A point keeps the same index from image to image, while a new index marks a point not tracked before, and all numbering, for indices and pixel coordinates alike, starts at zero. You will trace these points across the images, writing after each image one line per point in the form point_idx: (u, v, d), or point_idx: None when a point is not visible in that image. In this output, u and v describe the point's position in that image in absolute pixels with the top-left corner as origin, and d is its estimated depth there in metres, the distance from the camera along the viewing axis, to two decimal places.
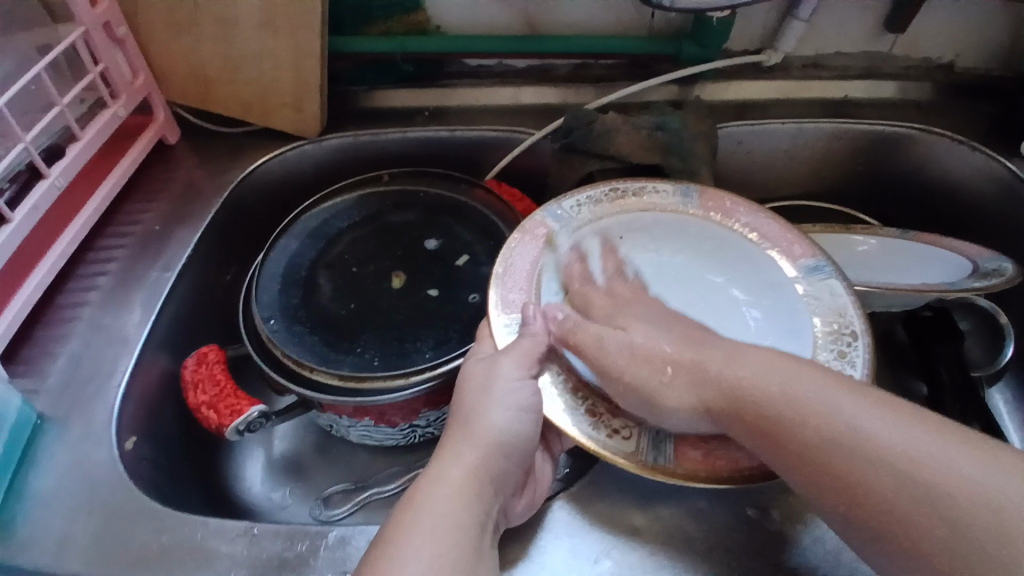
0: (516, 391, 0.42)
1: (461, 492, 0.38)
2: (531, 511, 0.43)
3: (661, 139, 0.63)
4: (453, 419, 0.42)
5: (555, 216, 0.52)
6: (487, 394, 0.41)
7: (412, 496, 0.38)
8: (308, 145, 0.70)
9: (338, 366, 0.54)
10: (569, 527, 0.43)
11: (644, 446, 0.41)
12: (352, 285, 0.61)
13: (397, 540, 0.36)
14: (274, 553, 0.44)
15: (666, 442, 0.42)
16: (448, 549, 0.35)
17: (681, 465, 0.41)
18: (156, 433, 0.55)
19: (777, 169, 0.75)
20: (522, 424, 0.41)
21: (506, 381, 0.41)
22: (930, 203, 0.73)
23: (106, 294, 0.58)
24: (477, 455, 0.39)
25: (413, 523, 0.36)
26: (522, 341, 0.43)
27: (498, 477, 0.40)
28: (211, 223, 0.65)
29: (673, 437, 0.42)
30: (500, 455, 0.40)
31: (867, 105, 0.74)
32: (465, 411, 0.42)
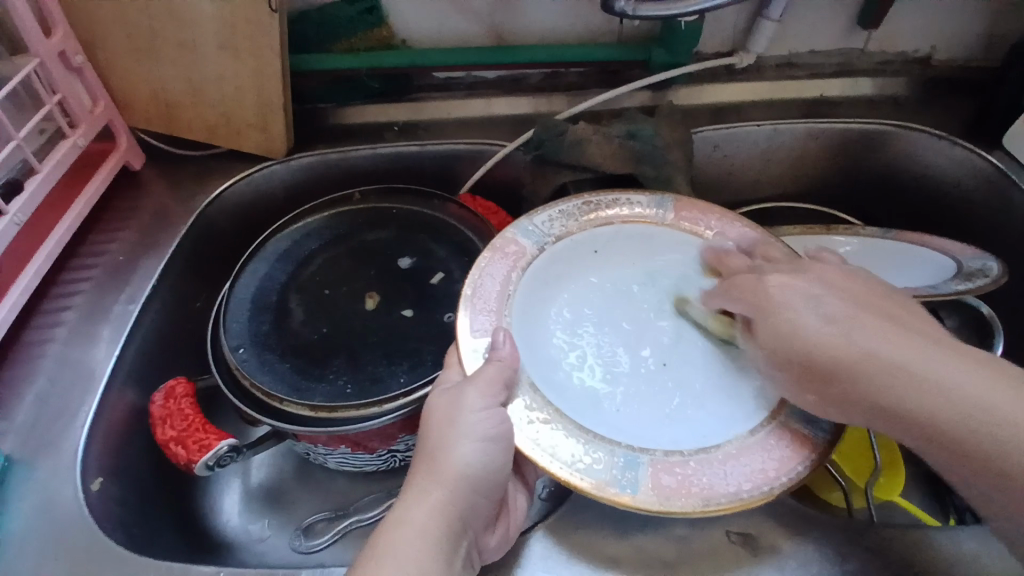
0: (481, 422, 0.40)
1: (428, 534, 0.37)
2: (506, 545, 0.43)
3: (635, 148, 0.62)
4: (418, 454, 0.41)
5: (527, 232, 0.50)
6: (453, 426, 0.40)
7: (378, 542, 0.37)
8: (276, 166, 0.68)
9: (309, 395, 0.53)
10: (546, 560, 0.43)
11: (617, 475, 0.40)
12: (323, 308, 0.60)
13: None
14: None
15: (641, 469, 0.40)
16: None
17: (656, 494, 0.39)
18: (126, 471, 0.53)
19: (756, 170, 0.74)
20: (491, 455, 0.40)
21: (472, 412, 0.40)
22: (911, 198, 0.72)
23: (72, 330, 0.57)
24: (444, 493, 0.38)
25: (378, 569, 0.35)
26: (486, 367, 0.42)
27: (466, 514, 0.39)
28: (180, 251, 0.64)
29: (647, 464, 0.40)
30: (468, 491, 0.39)
31: (842, 104, 0.74)
32: (430, 446, 0.40)
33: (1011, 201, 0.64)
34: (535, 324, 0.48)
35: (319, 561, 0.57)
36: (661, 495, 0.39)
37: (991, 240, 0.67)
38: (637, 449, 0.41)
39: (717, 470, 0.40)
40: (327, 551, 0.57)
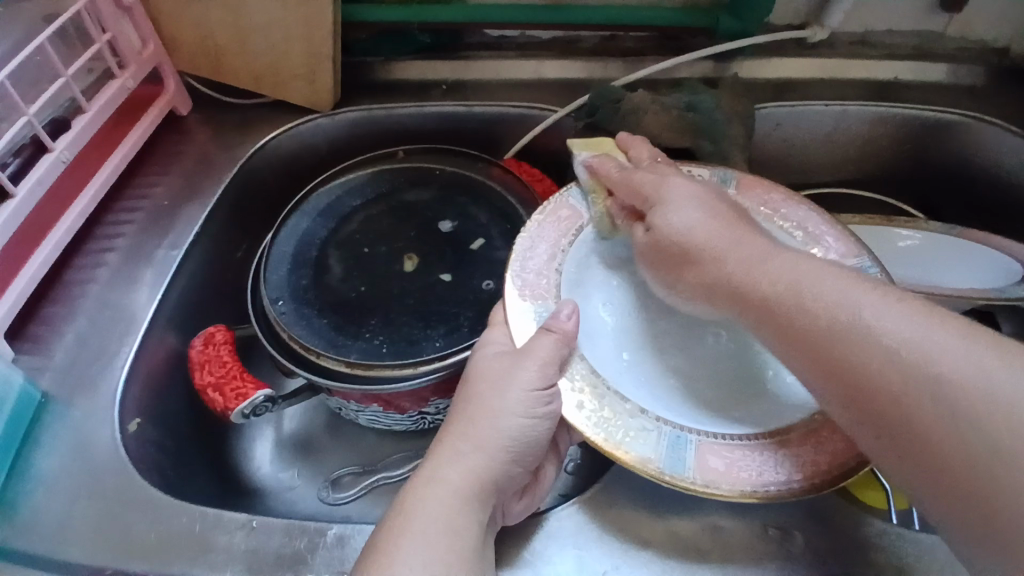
0: (525, 396, 0.39)
1: (459, 495, 0.37)
2: (529, 511, 0.43)
3: (693, 121, 0.59)
4: (455, 416, 0.40)
5: (580, 197, 0.49)
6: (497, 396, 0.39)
7: (410, 494, 0.37)
8: (321, 118, 0.67)
9: (346, 351, 0.53)
10: (574, 539, 0.42)
11: (662, 452, 0.39)
12: (363, 266, 0.59)
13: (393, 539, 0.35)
14: (271, 548, 0.44)
15: (688, 449, 0.39)
16: (444, 551, 0.35)
17: (701, 473, 0.38)
18: (163, 415, 0.54)
19: (818, 152, 0.70)
20: (531, 430, 0.40)
21: (518, 373, 0.39)
22: (979, 195, 0.68)
23: (115, 272, 0.57)
24: (478, 454, 0.38)
25: (407, 521, 0.35)
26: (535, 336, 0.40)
27: (498, 476, 0.39)
28: (222, 200, 0.64)
29: (694, 444, 0.39)
30: (500, 457, 0.39)
31: (917, 88, 0.69)
32: (469, 411, 0.40)
33: None
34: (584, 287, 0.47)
35: (345, 514, 0.57)
36: (711, 476, 0.38)
37: None
38: (685, 428, 0.40)
39: (766, 459, 0.39)
40: (354, 505, 0.58)
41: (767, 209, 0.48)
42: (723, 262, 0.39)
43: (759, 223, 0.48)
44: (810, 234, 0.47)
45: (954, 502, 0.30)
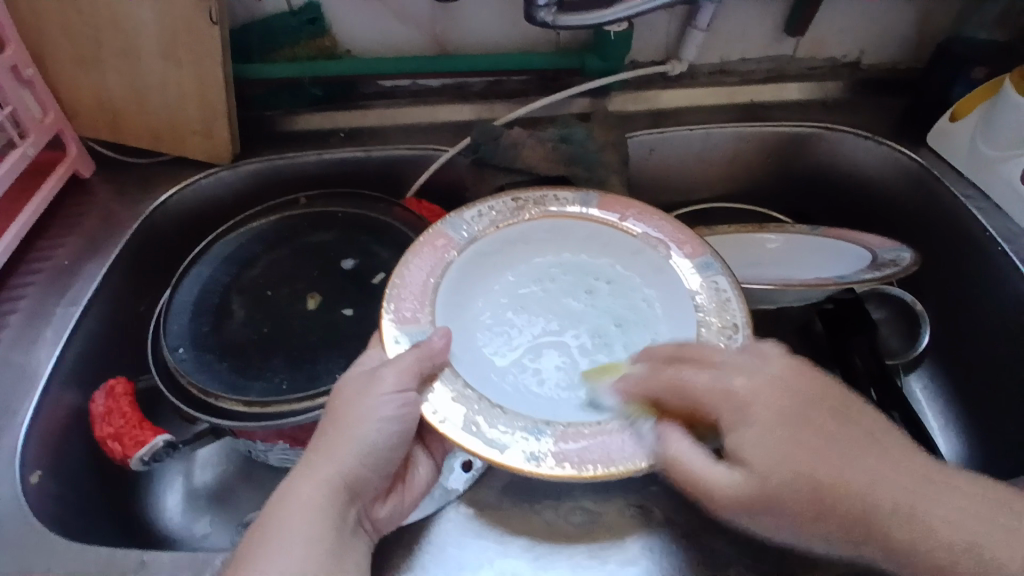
0: (388, 405, 0.40)
1: (314, 504, 0.38)
2: (399, 519, 0.43)
3: (567, 150, 0.65)
4: (324, 428, 0.41)
5: (457, 227, 0.52)
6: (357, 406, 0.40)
7: (265, 513, 0.38)
8: (222, 172, 0.70)
9: (246, 391, 0.54)
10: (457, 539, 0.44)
11: (523, 443, 0.40)
12: (265, 309, 0.62)
13: (246, 560, 0.36)
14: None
15: (543, 438, 0.41)
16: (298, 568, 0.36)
17: (557, 463, 0.39)
18: (66, 470, 0.54)
19: (692, 173, 0.77)
20: (384, 434, 0.41)
21: (379, 398, 0.40)
22: (842, 198, 0.76)
23: (16, 333, 0.57)
24: (331, 470, 0.39)
25: (265, 538, 0.37)
26: (407, 354, 0.41)
27: (355, 486, 0.40)
28: (125, 254, 0.65)
29: (551, 432, 0.41)
30: (353, 469, 0.40)
31: (776, 108, 0.77)
32: (334, 424, 0.41)
33: (937, 195, 0.69)
34: (469, 307, 0.50)
35: None
36: (558, 459, 0.40)
37: (929, 234, 0.70)
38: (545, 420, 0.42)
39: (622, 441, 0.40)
40: None
41: (624, 222, 0.53)
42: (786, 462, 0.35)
43: (613, 233, 0.53)
44: (661, 240, 0.52)
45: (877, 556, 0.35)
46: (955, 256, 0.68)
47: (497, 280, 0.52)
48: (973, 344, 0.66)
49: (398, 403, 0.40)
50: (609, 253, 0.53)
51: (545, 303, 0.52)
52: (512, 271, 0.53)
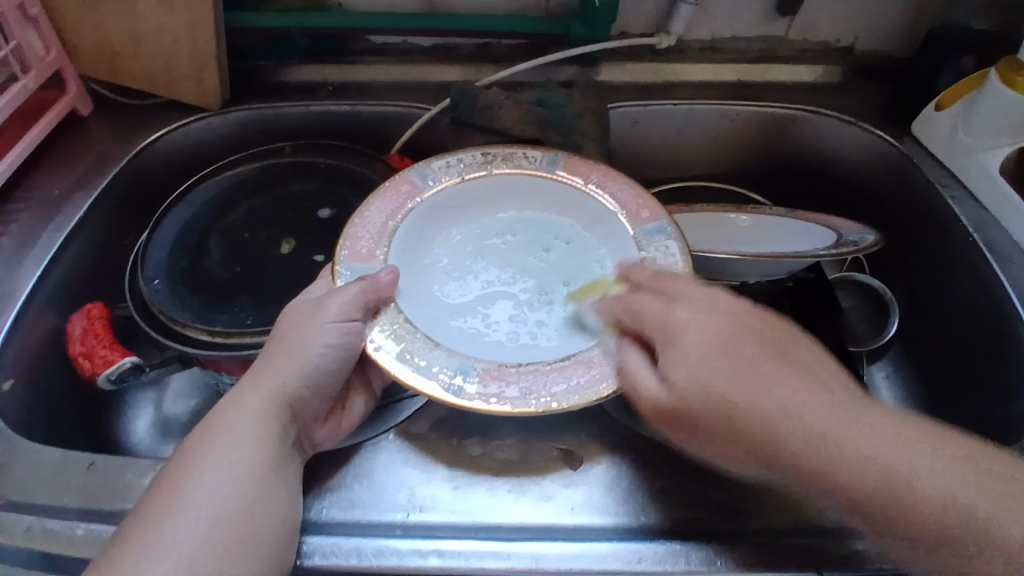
0: (331, 331, 0.43)
1: (256, 413, 0.40)
2: (338, 440, 0.45)
3: (543, 113, 0.66)
4: (269, 351, 0.44)
5: (423, 175, 0.54)
6: (299, 331, 0.43)
7: (210, 418, 0.41)
8: (212, 117, 0.72)
9: (211, 323, 0.57)
10: (394, 458, 0.45)
11: (447, 376, 0.43)
12: (241, 250, 0.64)
13: (190, 457, 0.38)
14: (107, 482, 0.45)
15: (470, 376, 0.43)
16: (236, 465, 0.38)
17: (479, 396, 0.42)
18: (39, 385, 0.57)
19: (676, 148, 0.78)
20: (326, 359, 0.43)
21: (324, 324, 0.43)
22: (822, 183, 0.77)
23: (4, 255, 0.60)
24: (275, 384, 0.41)
25: (207, 439, 0.39)
26: (354, 284, 0.44)
27: (295, 404, 0.42)
28: (112, 189, 0.67)
29: (477, 370, 0.43)
30: (297, 387, 0.42)
31: (764, 88, 0.77)
32: (279, 346, 0.43)
33: (914, 183, 0.69)
34: (426, 253, 0.53)
35: None
36: (482, 397, 0.42)
37: (905, 222, 0.70)
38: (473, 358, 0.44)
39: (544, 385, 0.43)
40: None
41: (585, 182, 0.54)
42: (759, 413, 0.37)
43: (573, 192, 0.55)
44: (617, 200, 0.53)
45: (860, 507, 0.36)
46: (928, 245, 0.68)
47: (457, 231, 0.55)
48: (939, 334, 0.66)
49: (341, 330, 0.43)
50: (567, 214, 0.55)
51: (503, 255, 0.54)
52: (473, 224, 0.55)
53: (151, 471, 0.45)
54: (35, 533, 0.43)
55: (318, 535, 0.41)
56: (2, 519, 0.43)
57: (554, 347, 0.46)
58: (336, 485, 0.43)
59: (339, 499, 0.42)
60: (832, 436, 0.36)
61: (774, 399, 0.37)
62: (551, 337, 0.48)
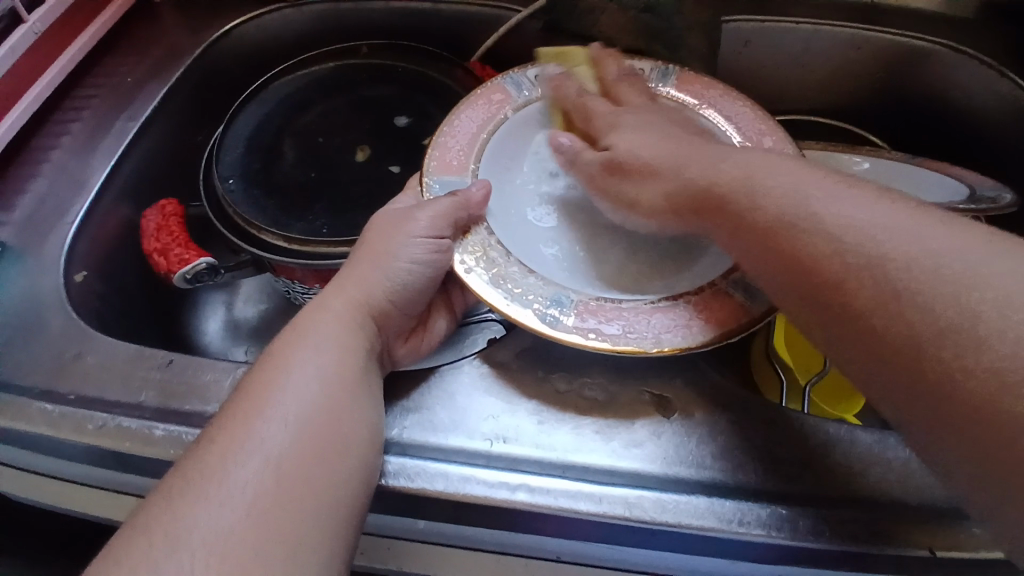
0: (419, 245, 0.42)
1: (343, 321, 0.39)
2: (418, 358, 0.43)
3: (650, 23, 0.58)
4: (350, 264, 0.43)
5: (517, 83, 0.51)
6: (383, 245, 0.42)
7: (297, 321, 0.40)
8: (288, 9, 0.68)
9: (288, 228, 0.55)
10: (474, 384, 0.42)
11: (539, 306, 0.40)
12: (315, 154, 0.61)
13: (278, 360, 0.37)
14: (186, 382, 0.45)
15: (564, 307, 0.40)
16: (327, 371, 0.37)
17: (574, 327, 0.40)
18: (113, 277, 0.57)
19: (788, 74, 0.69)
20: (412, 274, 0.42)
21: (410, 233, 0.41)
22: (947, 129, 0.67)
23: (77, 141, 0.59)
24: (361, 294, 0.40)
25: (294, 343, 0.38)
26: (441, 200, 0.42)
27: (380, 317, 0.41)
28: (184, 81, 0.65)
29: (572, 303, 0.41)
30: (383, 299, 0.41)
31: (901, 12, 0.67)
32: (360, 258, 0.42)
33: None
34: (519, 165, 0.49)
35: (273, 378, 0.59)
36: (580, 330, 0.39)
37: None
38: (567, 288, 0.42)
39: (644, 324, 0.40)
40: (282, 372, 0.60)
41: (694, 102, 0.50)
42: (676, 176, 0.41)
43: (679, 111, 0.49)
44: (730, 121, 0.48)
45: (861, 331, 0.31)
46: None
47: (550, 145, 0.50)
48: None
49: (430, 244, 0.42)
50: None
51: None
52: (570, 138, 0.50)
53: (230, 374, 0.45)
54: (108, 429, 0.43)
55: (398, 456, 0.39)
56: (73, 415, 0.44)
57: (656, 286, 0.43)
58: (415, 402, 0.42)
59: (420, 419, 0.41)
60: (768, 193, 0.36)
61: (727, 164, 0.39)
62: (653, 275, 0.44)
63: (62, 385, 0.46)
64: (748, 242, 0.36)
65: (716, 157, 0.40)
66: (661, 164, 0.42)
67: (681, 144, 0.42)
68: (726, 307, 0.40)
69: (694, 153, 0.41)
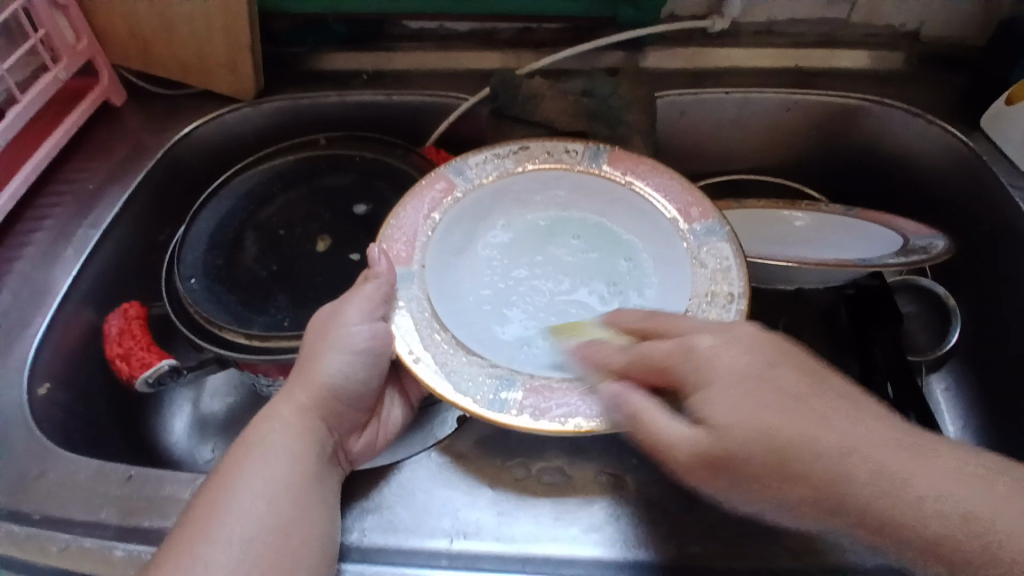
0: (357, 337, 0.43)
1: (291, 427, 0.40)
2: (373, 451, 0.45)
3: (588, 105, 0.62)
4: (295, 365, 0.43)
5: (460, 171, 0.51)
6: (323, 342, 0.43)
7: (246, 431, 0.40)
8: (246, 108, 0.70)
9: (248, 324, 0.56)
10: (430, 478, 0.43)
11: (487, 394, 0.41)
12: (276, 247, 0.62)
13: (228, 476, 0.38)
14: (145, 495, 0.45)
15: (513, 387, 0.42)
16: (279, 481, 0.38)
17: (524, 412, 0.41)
18: (77, 385, 0.57)
19: (726, 137, 0.73)
20: (355, 367, 0.43)
21: (350, 327, 0.42)
22: (883, 177, 0.71)
23: (39, 251, 0.60)
24: (308, 395, 0.41)
25: (245, 456, 0.39)
26: (367, 286, 0.44)
27: (329, 415, 0.42)
28: (146, 184, 0.67)
29: (521, 384, 0.42)
30: (330, 397, 0.42)
31: (828, 76, 0.72)
32: (303, 358, 0.43)
33: (984, 183, 0.64)
34: (465, 248, 0.51)
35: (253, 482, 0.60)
36: (534, 414, 0.41)
37: (977, 227, 0.65)
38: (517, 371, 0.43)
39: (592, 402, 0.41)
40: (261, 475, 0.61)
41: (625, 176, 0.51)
42: (804, 456, 0.31)
43: (613, 186, 0.52)
44: (662, 194, 0.50)
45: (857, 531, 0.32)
46: (998, 252, 0.63)
47: (491, 229, 0.52)
48: (998, 342, 0.62)
49: (367, 333, 0.43)
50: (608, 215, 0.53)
51: (547, 260, 0.51)
52: (511, 218, 0.53)
53: (189, 486, 0.44)
54: (72, 551, 0.43)
55: (356, 563, 0.40)
56: (39, 537, 0.44)
57: None
58: (375, 500, 0.43)
59: (382, 519, 0.42)
60: (894, 475, 0.30)
61: (835, 434, 0.31)
62: None
63: (28, 504, 0.46)
64: (810, 498, 0.31)
65: (813, 406, 0.33)
66: (771, 435, 0.32)
67: (781, 383, 0.34)
68: None
69: (812, 409, 0.32)
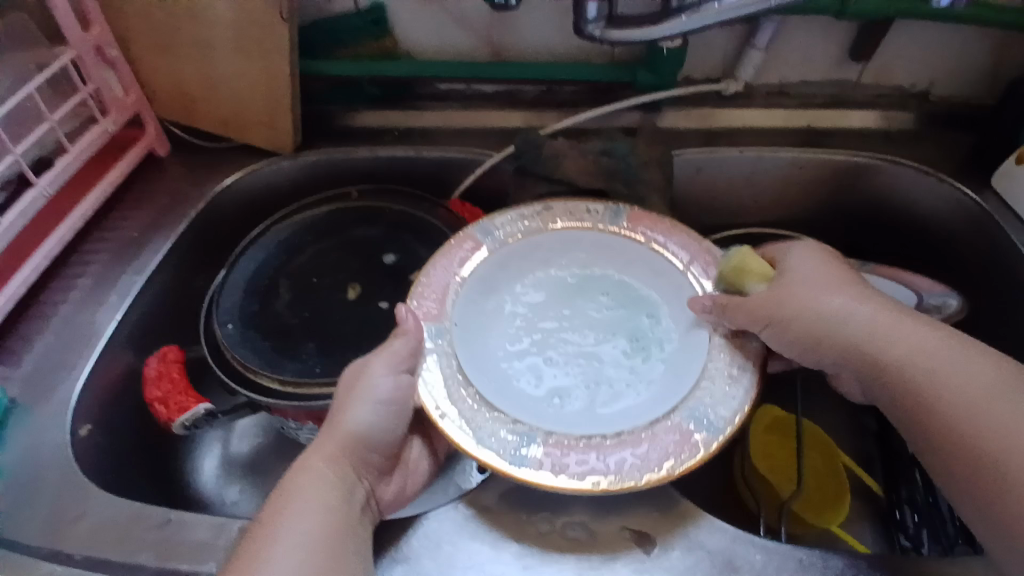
0: (384, 389, 0.44)
1: (322, 478, 0.42)
2: (400, 501, 0.47)
3: (608, 164, 0.65)
4: (324, 417, 0.45)
5: (487, 231, 0.54)
6: (351, 394, 0.44)
7: (280, 483, 0.42)
8: (284, 162, 0.75)
9: (280, 370, 0.58)
10: (457, 529, 0.45)
11: (509, 451, 0.43)
12: (308, 295, 0.65)
13: (263, 527, 0.39)
14: (180, 540, 0.46)
15: (535, 444, 0.44)
16: (311, 531, 0.39)
17: (547, 469, 0.43)
18: (112, 426, 0.60)
19: (742, 193, 0.75)
20: (382, 416, 0.44)
21: (374, 379, 0.44)
22: (897, 231, 0.73)
23: (83, 296, 0.63)
24: (338, 446, 0.43)
25: (278, 507, 0.40)
26: (394, 342, 0.46)
27: (358, 465, 0.44)
28: (185, 232, 0.70)
29: (542, 440, 0.44)
30: (358, 449, 0.44)
31: (840, 133, 0.75)
32: (333, 409, 0.45)
33: (997, 242, 0.65)
34: (491, 306, 0.53)
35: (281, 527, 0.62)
36: (557, 470, 0.43)
37: (992, 283, 0.66)
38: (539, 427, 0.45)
39: (613, 460, 0.43)
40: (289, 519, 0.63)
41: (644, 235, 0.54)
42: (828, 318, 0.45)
43: (632, 245, 0.55)
44: (679, 253, 0.53)
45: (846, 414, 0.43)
46: (1014, 309, 0.63)
47: (517, 286, 0.54)
48: None
49: (392, 384, 0.45)
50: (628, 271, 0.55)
51: (575, 313, 0.53)
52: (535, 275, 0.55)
53: (224, 531, 0.46)
54: None
55: None
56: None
57: (626, 415, 0.47)
58: (403, 550, 0.44)
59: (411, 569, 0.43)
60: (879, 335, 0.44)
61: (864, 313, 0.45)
62: (629, 403, 0.48)
63: (69, 543, 0.48)
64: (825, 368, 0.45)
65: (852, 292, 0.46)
66: (806, 299, 0.46)
67: (835, 279, 0.47)
68: (684, 437, 0.44)
69: (849, 293, 0.46)
